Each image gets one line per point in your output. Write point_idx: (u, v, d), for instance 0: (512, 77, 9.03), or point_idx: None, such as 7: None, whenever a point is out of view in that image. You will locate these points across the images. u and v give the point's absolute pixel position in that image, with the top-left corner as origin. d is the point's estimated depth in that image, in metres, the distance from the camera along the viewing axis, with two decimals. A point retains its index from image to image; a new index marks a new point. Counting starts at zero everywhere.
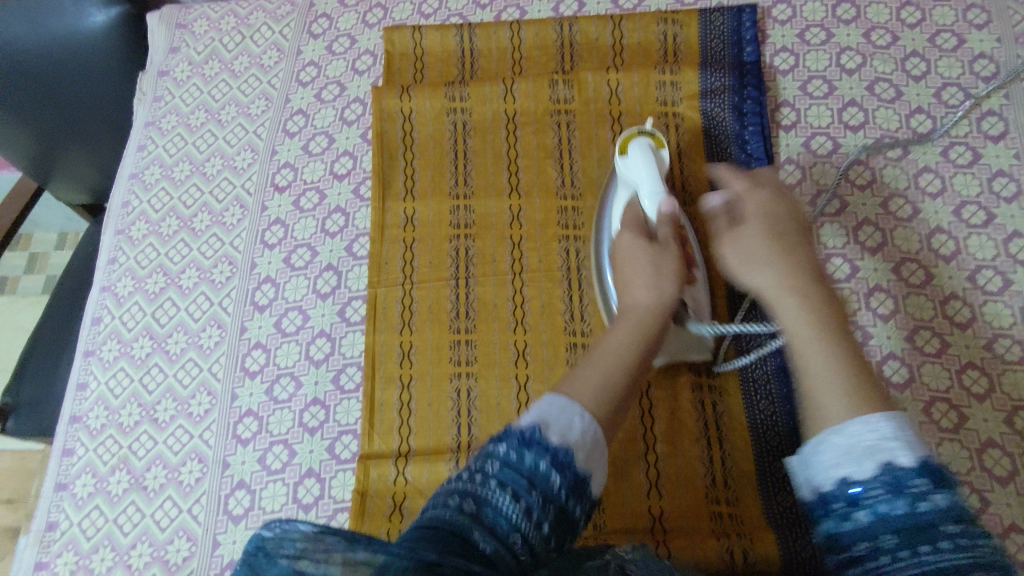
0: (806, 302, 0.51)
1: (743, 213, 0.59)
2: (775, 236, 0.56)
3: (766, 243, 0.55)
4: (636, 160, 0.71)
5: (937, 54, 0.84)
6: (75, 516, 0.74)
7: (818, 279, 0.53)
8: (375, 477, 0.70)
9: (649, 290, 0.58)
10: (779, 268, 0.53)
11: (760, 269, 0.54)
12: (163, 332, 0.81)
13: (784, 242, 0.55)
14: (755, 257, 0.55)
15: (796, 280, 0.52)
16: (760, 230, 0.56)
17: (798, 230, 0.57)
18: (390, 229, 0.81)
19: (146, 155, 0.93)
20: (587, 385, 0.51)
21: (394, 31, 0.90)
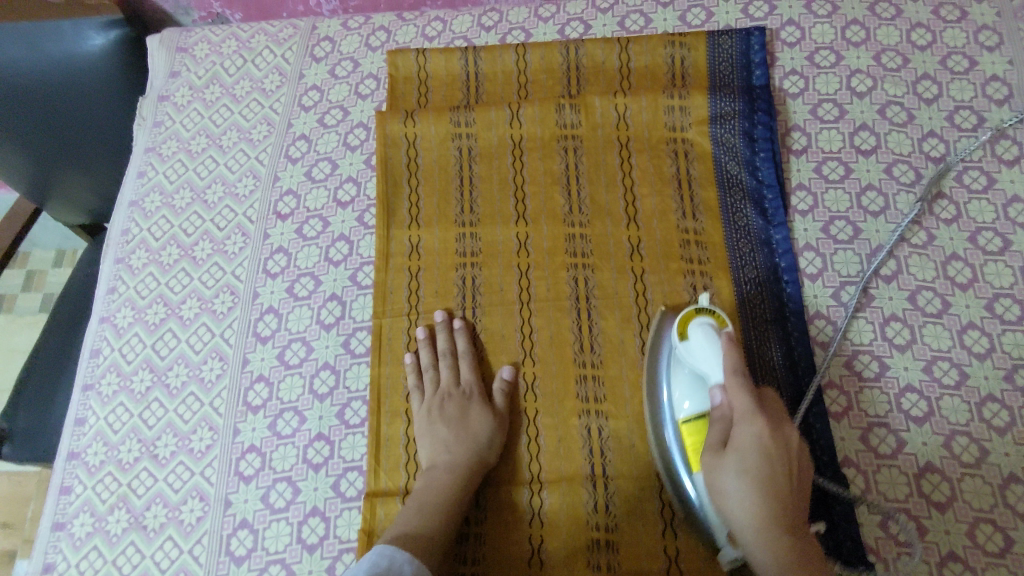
0: (775, 545, 0.54)
1: (735, 437, 0.59)
2: (758, 487, 0.56)
3: (742, 484, 0.56)
4: (700, 350, 0.63)
5: (949, 76, 0.83)
6: (72, 557, 0.72)
7: (795, 531, 0.55)
8: (382, 516, 0.68)
9: (470, 445, 0.68)
10: (755, 511, 0.55)
11: (738, 512, 0.56)
12: (164, 364, 0.80)
13: (767, 486, 0.56)
14: (733, 497, 0.57)
15: (766, 526, 0.55)
16: (742, 460, 0.57)
17: (789, 471, 0.57)
18: (394, 258, 0.80)
19: (146, 182, 0.92)
20: (417, 533, 0.63)
21: (397, 55, 0.89)
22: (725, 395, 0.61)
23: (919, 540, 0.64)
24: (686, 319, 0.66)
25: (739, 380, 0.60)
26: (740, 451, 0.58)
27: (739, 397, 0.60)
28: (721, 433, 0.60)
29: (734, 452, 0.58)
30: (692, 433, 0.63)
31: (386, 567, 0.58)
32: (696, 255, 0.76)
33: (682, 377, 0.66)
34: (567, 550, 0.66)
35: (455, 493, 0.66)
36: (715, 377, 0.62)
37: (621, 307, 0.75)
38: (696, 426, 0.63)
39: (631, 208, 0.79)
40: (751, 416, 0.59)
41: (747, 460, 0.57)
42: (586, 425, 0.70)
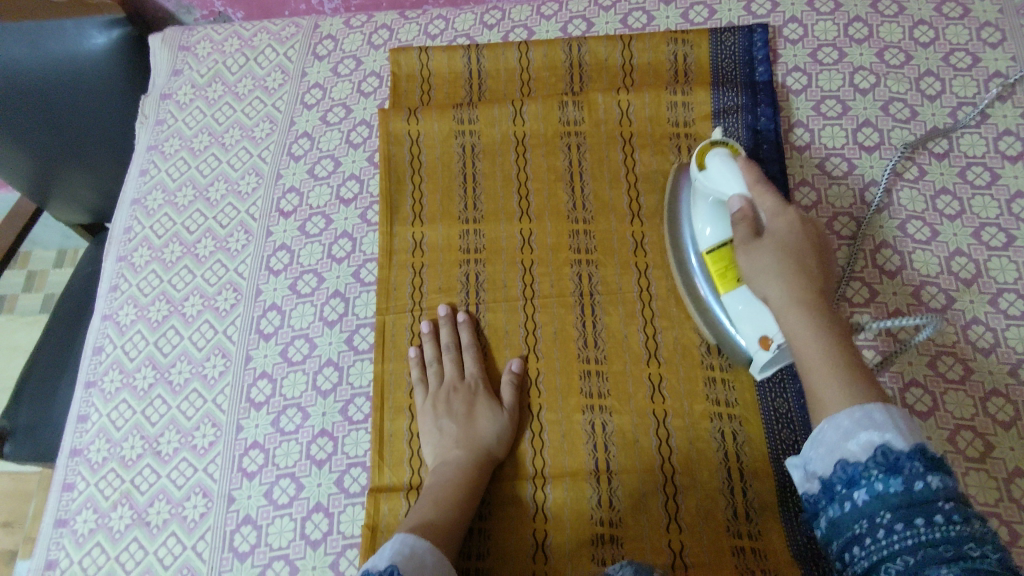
0: (800, 300, 0.59)
1: (767, 231, 0.63)
2: (792, 264, 0.61)
3: (777, 254, 0.61)
4: (716, 172, 0.68)
5: (951, 73, 0.83)
6: (75, 554, 0.72)
7: (818, 288, 0.60)
8: (385, 512, 0.68)
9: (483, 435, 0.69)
10: (785, 286, 0.60)
11: (772, 288, 0.61)
12: (166, 361, 0.79)
13: (797, 255, 0.61)
14: (769, 270, 0.61)
15: (798, 289, 0.59)
16: (777, 246, 0.62)
17: (817, 257, 0.62)
18: (398, 254, 0.79)
19: (148, 180, 0.92)
20: (434, 526, 0.62)
21: (400, 52, 0.89)
22: (749, 199, 0.65)
23: None
24: (702, 152, 0.71)
25: (764, 186, 0.65)
26: (776, 236, 0.62)
27: (762, 195, 0.65)
28: (751, 229, 0.64)
29: (770, 241, 0.62)
30: (718, 259, 0.69)
31: (409, 555, 0.58)
32: None
33: (705, 205, 0.70)
34: (572, 545, 0.66)
35: (466, 489, 0.66)
36: (733, 191, 0.67)
37: (624, 303, 0.75)
38: (721, 251, 0.69)
39: (634, 204, 0.79)
40: (780, 214, 0.63)
41: (784, 246, 0.62)
42: (590, 420, 0.70)
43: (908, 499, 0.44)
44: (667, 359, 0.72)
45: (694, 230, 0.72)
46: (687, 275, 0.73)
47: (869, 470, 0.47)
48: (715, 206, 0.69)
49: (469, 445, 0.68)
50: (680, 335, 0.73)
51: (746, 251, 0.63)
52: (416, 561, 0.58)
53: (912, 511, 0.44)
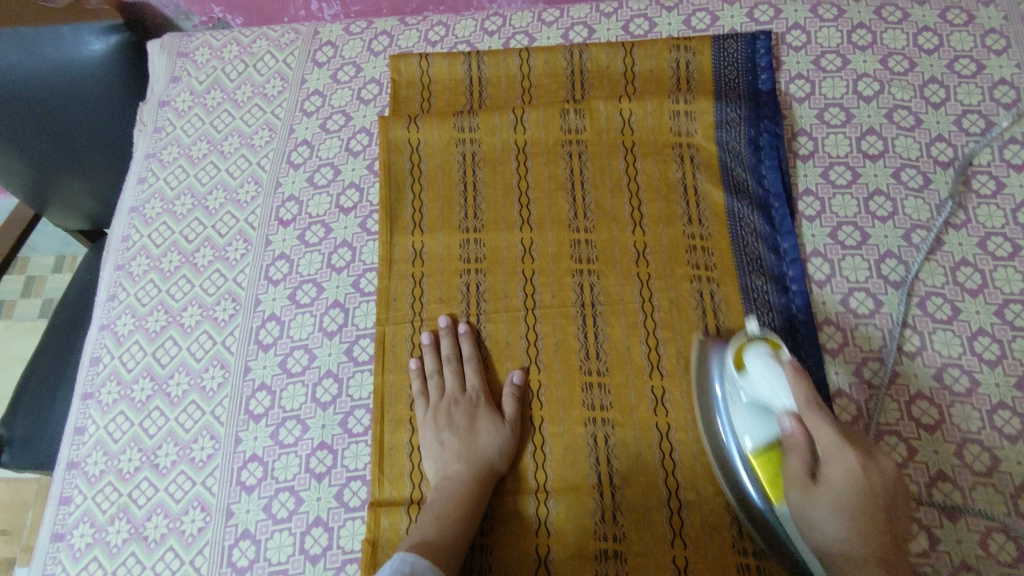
0: (872, 572, 0.55)
1: (826, 477, 0.57)
2: (852, 516, 0.56)
3: (837, 517, 0.56)
4: (759, 378, 0.61)
5: (956, 80, 0.83)
6: (72, 569, 0.71)
7: (883, 522, 0.56)
8: (386, 526, 0.68)
9: (486, 449, 0.69)
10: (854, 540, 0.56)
11: (831, 534, 0.57)
12: (164, 372, 0.79)
13: (862, 521, 0.56)
14: (832, 535, 0.57)
15: (871, 536, 0.56)
16: (838, 505, 0.56)
17: (879, 488, 0.56)
18: (398, 264, 0.79)
19: (146, 188, 0.91)
20: (434, 543, 0.62)
21: (400, 59, 0.89)
22: (800, 421, 0.58)
23: (931, 549, 0.63)
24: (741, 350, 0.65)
25: (817, 413, 0.57)
26: (833, 485, 0.56)
27: (819, 428, 0.57)
28: (805, 469, 0.58)
29: (827, 487, 0.57)
30: (760, 462, 0.62)
31: (410, 573, 0.57)
32: (702, 260, 0.76)
33: (741, 408, 0.64)
34: (574, 560, 0.65)
35: (468, 504, 0.65)
36: (782, 403, 0.60)
37: (627, 314, 0.74)
38: (764, 452, 0.62)
39: (636, 213, 0.78)
40: (837, 450, 0.57)
41: (845, 494, 0.56)
42: (592, 433, 0.70)
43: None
44: (670, 372, 0.71)
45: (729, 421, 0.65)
46: (715, 445, 0.66)
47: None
48: (755, 410, 0.63)
49: (471, 459, 0.68)
50: (682, 347, 0.72)
51: (800, 502, 0.58)
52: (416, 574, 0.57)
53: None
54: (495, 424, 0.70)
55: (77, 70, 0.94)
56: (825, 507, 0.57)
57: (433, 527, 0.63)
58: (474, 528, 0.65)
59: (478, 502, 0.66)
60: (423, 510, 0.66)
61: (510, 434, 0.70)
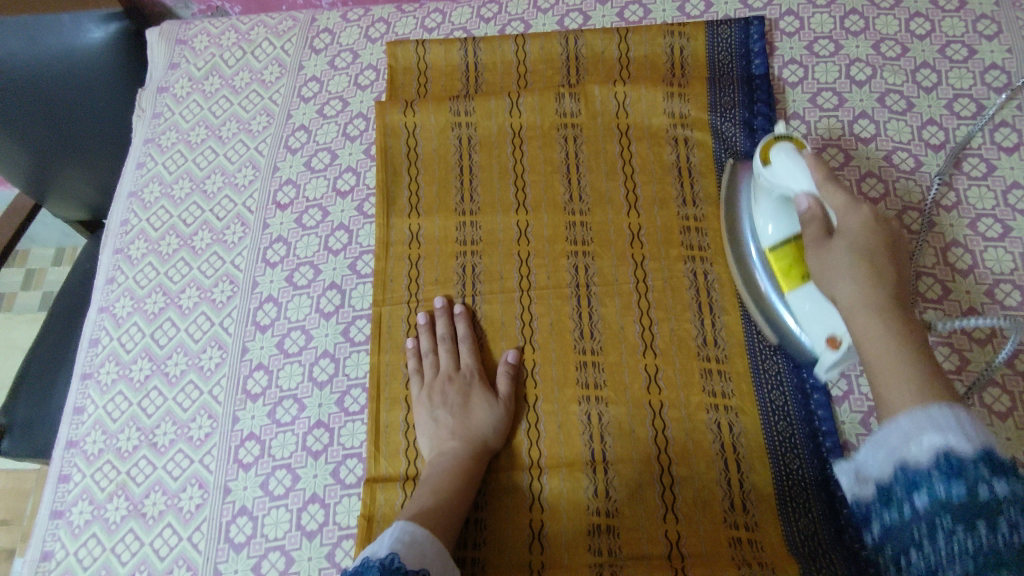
0: (881, 330, 0.52)
1: (836, 237, 0.59)
2: (864, 262, 0.56)
3: (850, 258, 0.57)
4: (781, 168, 0.65)
5: (948, 65, 0.83)
6: (71, 545, 0.72)
7: (898, 292, 0.55)
8: (382, 502, 0.68)
9: (481, 423, 0.69)
10: (858, 285, 0.55)
11: (844, 288, 0.56)
12: (163, 353, 0.79)
13: (873, 267, 0.56)
14: (841, 270, 0.57)
15: (873, 296, 0.54)
16: (849, 243, 0.57)
17: (894, 262, 0.57)
18: (394, 246, 0.79)
19: (145, 172, 0.92)
20: (429, 515, 0.62)
21: (397, 45, 0.89)
22: (817, 198, 0.61)
23: None
24: (764, 151, 0.68)
25: (832, 181, 0.61)
26: (846, 233, 0.58)
27: (833, 195, 0.60)
28: (821, 229, 0.60)
29: (843, 239, 0.58)
30: (782, 257, 0.67)
31: (409, 542, 0.57)
32: (695, 241, 0.76)
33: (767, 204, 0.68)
34: (568, 536, 0.66)
35: (463, 478, 0.66)
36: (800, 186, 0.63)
37: (621, 295, 0.75)
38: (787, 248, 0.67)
39: (631, 195, 0.79)
40: (851, 209, 0.59)
41: (857, 244, 0.57)
42: (586, 411, 0.70)
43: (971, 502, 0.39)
44: (663, 350, 0.72)
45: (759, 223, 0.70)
46: (751, 281, 0.71)
47: (927, 474, 0.41)
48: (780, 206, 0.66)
49: (467, 437, 0.69)
50: (674, 326, 0.73)
51: (816, 255, 0.59)
52: (415, 545, 0.57)
53: (974, 517, 0.39)
54: (489, 401, 0.71)
55: (71, 60, 0.95)
56: (838, 266, 0.57)
57: (429, 500, 0.64)
58: (467, 504, 0.65)
59: (471, 478, 0.66)
60: (420, 484, 0.67)
61: (504, 411, 0.70)
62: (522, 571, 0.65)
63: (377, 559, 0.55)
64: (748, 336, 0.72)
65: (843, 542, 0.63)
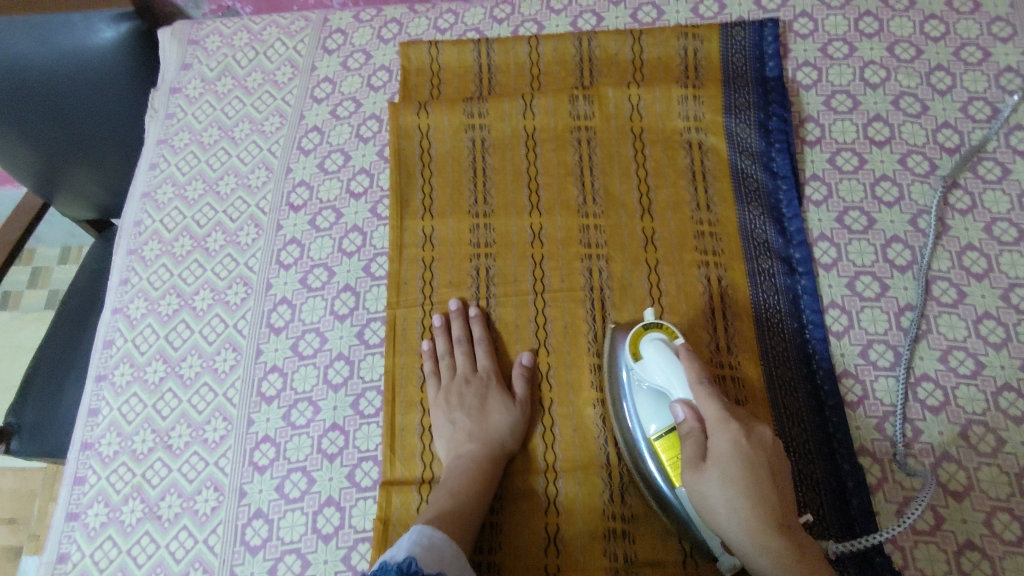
0: (778, 556, 0.51)
1: (711, 456, 0.55)
2: (743, 495, 0.53)
3: (726, 492, 0.53)
4: (655, 362, 0.63)
5: (962, 68, 0.83)
6: (87, 547, 0.72)
7: (779, 509, 0.53)
8: (398, 505, 0.68)
9: (496, 425, 0.70)
10: (746, 523, 0.52)
11: (730, 532, 0.53)
12: (177, 355, 0.79)
13: (754, 492, 0.53)
14: (724, 508, 0.53)
15: (759, 526, 0.52)
16: (725, 476, 0.54)
17: (770, 473, 0.54)
18: (408, 248, 0.79)
19: (158, 173, 0.91)
20: (445, 518, 0.62)
21: (410, 47, 0.89)
22: (695, 415, 0.59)
23: (936, 528, 0.64)
24: (636, 337, 0.66)
25: (708, 390, 0.58)
26: (721, 465, 0.54)
27: (709, 407, 0.57)
28: (696, 453, 0.56)
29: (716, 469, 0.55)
30: (668, 449, 0.62)
31: (427, 546, 0.58)
32: (710, 246, 0.76)
33: (644, 391, 0.65)
34: (584, 539, 0.66)
35: (480, 483, 0.66)
36: (677, 393, 0.61)
37: (635, 299, 0.75)
38: (668, 437, 0.62)
39: (645, 198, 0.79)
40: (724, 429, 0.56)
41: (729, 470, 0.54)
42: (601, 415, 0.70)
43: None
44: None
45: (635, 388, 0.65)
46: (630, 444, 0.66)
47: None
48: (656, 397, 0.64)
49: (484, 441, 0.69)
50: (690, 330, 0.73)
51: (692, 480, 0.56)
52: (432, 547, 0.58)
53: None
54: (505, 404, 0.71)
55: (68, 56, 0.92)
56: (728, 486, 0.53)
57: (447, 504, 0.64)
58: (483, 511, 0.65)
59: (486, 482, 0.67)
60: (437, 491, 0.67)
61: (519, 417, 0.70)
62: None
63: (396, 562, 0.55)
64: (761, 343, 0.72)
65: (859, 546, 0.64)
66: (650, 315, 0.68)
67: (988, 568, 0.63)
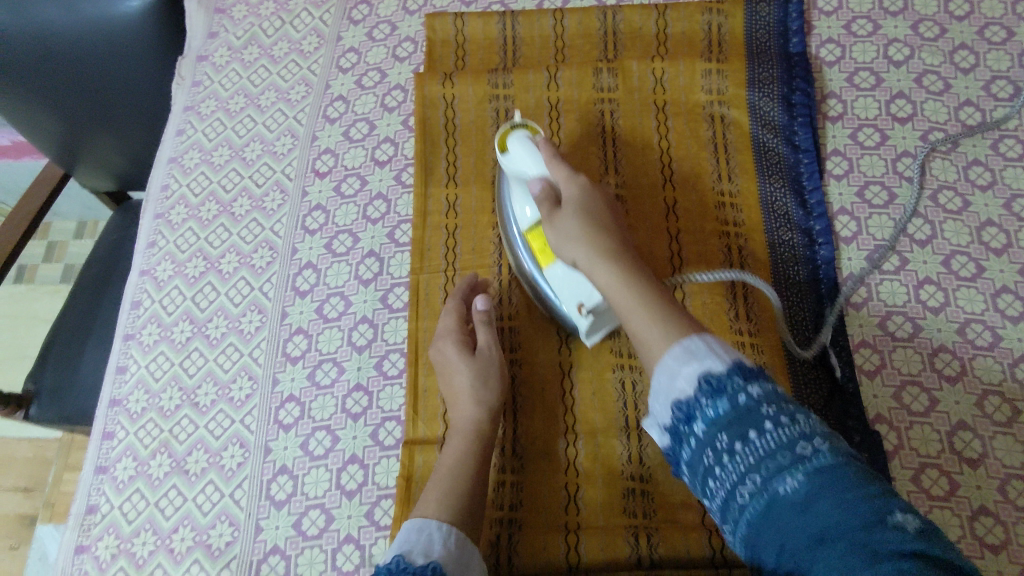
0: (614, 272, 0.59)
1: (563, 206, 0.64)
2: (589, 233, 0.62)
3: (577, 231, 0.62)
4: (518, 158, 0.67)
5: (986, 46, 0.84)
6: (115, 499, 0.73)
7: (621, 248, 0.61)
8: (420, 463, 0.69)
9: (474, 381, 0.68)
10: (592, 245, 0.61)
11: (580, 250, 0.61)
12: (203, 316, 0.81)
13: (596, 231, 0.62)
14: (571, 239, 0.62)
15: (603, 256, 0.60)
16: (574, 215, 0.63)
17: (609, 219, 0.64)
18: (431, 216, 0.80)
19: (185, 139, 0.93)
20: (437, 497, 0.61)
21: (436, 17, 0.90)
22: (550, 181, 0.66)
23: (950, 494, 0.65)
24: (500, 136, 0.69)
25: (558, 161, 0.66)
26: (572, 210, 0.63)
27: (558, 169, 0.65)
28: (550, 204, 0.65)
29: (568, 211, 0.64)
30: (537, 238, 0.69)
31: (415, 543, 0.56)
32: (731, 217, 0.78)
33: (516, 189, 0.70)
34: (603, 498, 0.67)
35: (484, 445, 0.66)
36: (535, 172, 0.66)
37: (656, 267, 0.76)
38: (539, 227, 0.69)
39: (668, 169, 0.80)
40: (571, 183, 0.65)
41: (579, 215, 0.63)
42: (619, 378, 0.72)
43: (733, 415, 0.46)
44: (695, 322, 0.72)
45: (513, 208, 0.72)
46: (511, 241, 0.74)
47: (696, 398, 0.48)
48: (522, 186, 0.69)
49: (477, 398, 0.68)
50: (710, 301, 0.74)
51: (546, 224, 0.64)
52: (423, 539, 0.56)
53: (743, 425, 0.45)
54: (482, 355, 0.70)
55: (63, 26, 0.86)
56: (580, 232, 0.62)
57: (439, 479, 0.63)
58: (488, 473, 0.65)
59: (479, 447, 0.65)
60: (442, 460, 0.65)
61: (487, 363, 0.70)
62: (557, 533, 0.66)
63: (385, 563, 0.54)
64: (780, 312, 0.73)
65: None
66: (517, 119, 0.70)
67: (1001, 532, 0.64)
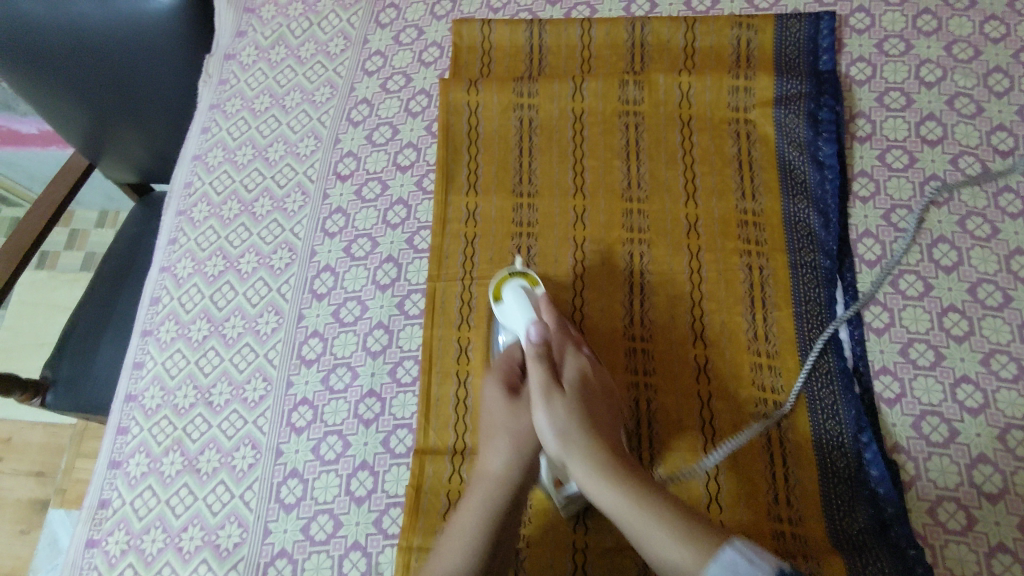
0: (616, 480, 0.57)
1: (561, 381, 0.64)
2: (585, 425, 0.61)
3: (575, 419, 0.61)
4: (513, 304, 0.69)
5: (1021, 70, 0.82)
6: (127, 495, 0.74)
7: (618, 455, 0.60)
8: (430, 474, 0.69)
9: (501, 449, 0.64)
10: (590, 455, 0.59)
11: (577, 461, 0.60)
12: (221, 315, 0.81)
13: (590, 432, 0.61)
14: (566, 429, 0.61)
15: (601, 465, 0.59)
16: (569, 408, 0.62)
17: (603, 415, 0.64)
18: (451, 224, 0.80)
19: (209, 138, 0.93)
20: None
21: (462, 24, 0.90)
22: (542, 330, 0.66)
23: (968, 529, 0.64)
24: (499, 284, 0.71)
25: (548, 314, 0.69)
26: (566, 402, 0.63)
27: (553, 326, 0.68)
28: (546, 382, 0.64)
29: (569, 395, 0.63)
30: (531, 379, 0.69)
31: None
32: (753, 236, 0.77)
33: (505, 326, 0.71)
34: (613, 516, 0.67)
35: (512, 498, 0.62)
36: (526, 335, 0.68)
37: (675, 285, 0.75)
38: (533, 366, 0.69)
39: (690, 185, 0.79)
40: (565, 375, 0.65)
41: (573, 405, 0.62)
42: (634, 396, 0.71)
43: None
44: (713, 341, 0.73)
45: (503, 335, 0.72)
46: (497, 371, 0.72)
47: None
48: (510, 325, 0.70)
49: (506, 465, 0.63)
50: (728, 321, 0.74)
51: (539, 404, 0.63)
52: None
53: None
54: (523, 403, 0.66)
55: (94, 19, 0.86)
56: (575, 433, 0.61)
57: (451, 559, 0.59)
58: (511, 529, 0.62)
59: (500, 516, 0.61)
60: (460, 517, 0.62)
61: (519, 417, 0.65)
62: (565, 550, 0.66)
63: None
64: (799, 333, 0.73)
65: (888, 535, 0.64)
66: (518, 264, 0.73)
67: (1019, 571, 0.62)
